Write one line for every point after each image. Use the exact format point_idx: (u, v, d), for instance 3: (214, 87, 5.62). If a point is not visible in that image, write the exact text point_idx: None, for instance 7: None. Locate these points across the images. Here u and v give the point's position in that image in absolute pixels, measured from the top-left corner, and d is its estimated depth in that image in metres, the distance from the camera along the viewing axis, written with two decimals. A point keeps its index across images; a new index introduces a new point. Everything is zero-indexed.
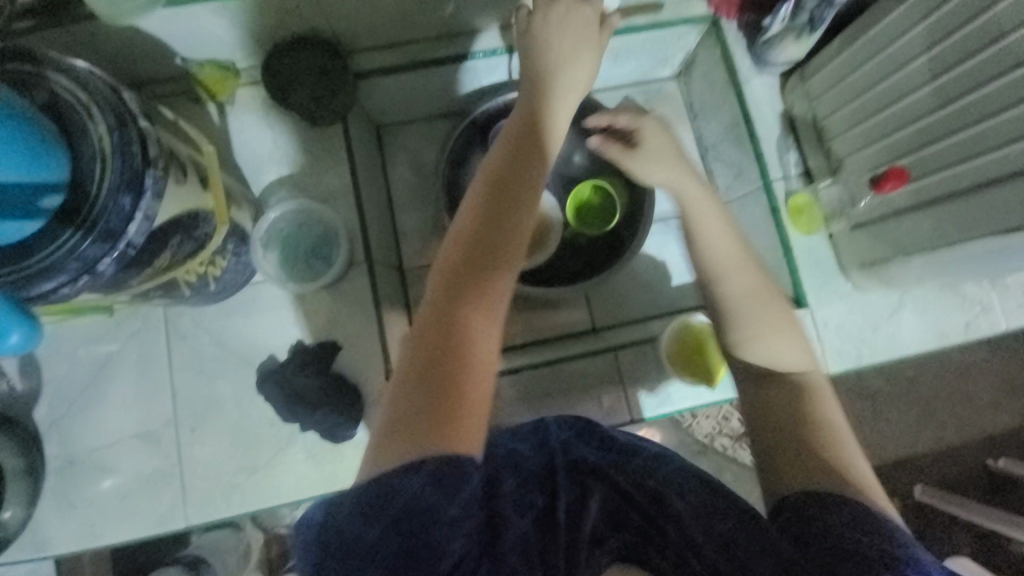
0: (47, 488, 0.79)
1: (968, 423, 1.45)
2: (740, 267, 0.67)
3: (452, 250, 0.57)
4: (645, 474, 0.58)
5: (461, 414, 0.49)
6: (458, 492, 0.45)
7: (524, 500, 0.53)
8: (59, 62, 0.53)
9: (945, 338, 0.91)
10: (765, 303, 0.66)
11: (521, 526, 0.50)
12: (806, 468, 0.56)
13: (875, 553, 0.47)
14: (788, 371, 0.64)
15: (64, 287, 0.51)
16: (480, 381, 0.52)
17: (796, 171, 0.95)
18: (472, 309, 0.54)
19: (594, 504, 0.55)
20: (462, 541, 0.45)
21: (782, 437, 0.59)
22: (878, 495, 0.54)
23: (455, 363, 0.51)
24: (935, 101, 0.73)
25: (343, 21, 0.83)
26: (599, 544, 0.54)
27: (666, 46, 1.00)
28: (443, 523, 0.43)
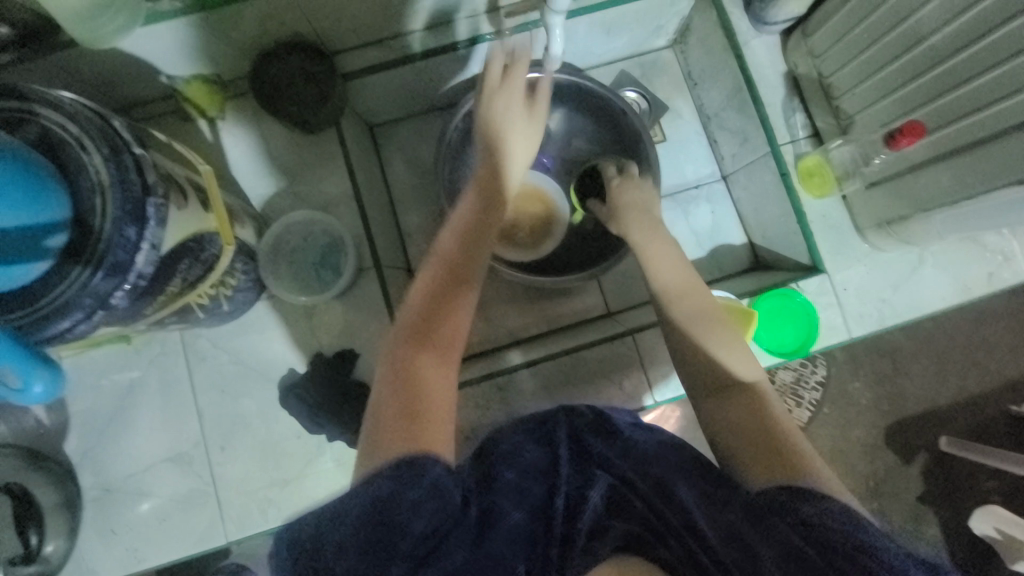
0: (87, 517, 0.81)
1: (990, 371, 1.43)
2: (691, 290, 0.73)
3: (424, 277, 0.65)
4: (647, 464, 0.58)
5: (424, 425, 0.55)
6: (418, 481, 0.50)
7: (521, 492, 0.54)
8: (45, 95, 0.51)
9: (968, 292, 0.89)
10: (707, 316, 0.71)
11: (514, 517, 0.52)
12: (770, 465, 0.58)
13: (846, 541, 0.50)
14: (742, 378, 0.66)
15: (80, 324, 0.51)
16: (440, 397, 0.57)
17: (804, 133, 0.93)
18: (442, 329, 0.61)
19: (596, 494, 0.55)
20: (425, 523, 0.48)
21: (751, 439, 0.61)
22: (834, 482, 0.57)
23: (418, 383, 0.57)
24: (950, 48, 0.70)
25: (326, 21, 0.81)
26: (599, 535, 0.53)
27: (659, 14, 0.96)
28: (401, 508, 0.48)
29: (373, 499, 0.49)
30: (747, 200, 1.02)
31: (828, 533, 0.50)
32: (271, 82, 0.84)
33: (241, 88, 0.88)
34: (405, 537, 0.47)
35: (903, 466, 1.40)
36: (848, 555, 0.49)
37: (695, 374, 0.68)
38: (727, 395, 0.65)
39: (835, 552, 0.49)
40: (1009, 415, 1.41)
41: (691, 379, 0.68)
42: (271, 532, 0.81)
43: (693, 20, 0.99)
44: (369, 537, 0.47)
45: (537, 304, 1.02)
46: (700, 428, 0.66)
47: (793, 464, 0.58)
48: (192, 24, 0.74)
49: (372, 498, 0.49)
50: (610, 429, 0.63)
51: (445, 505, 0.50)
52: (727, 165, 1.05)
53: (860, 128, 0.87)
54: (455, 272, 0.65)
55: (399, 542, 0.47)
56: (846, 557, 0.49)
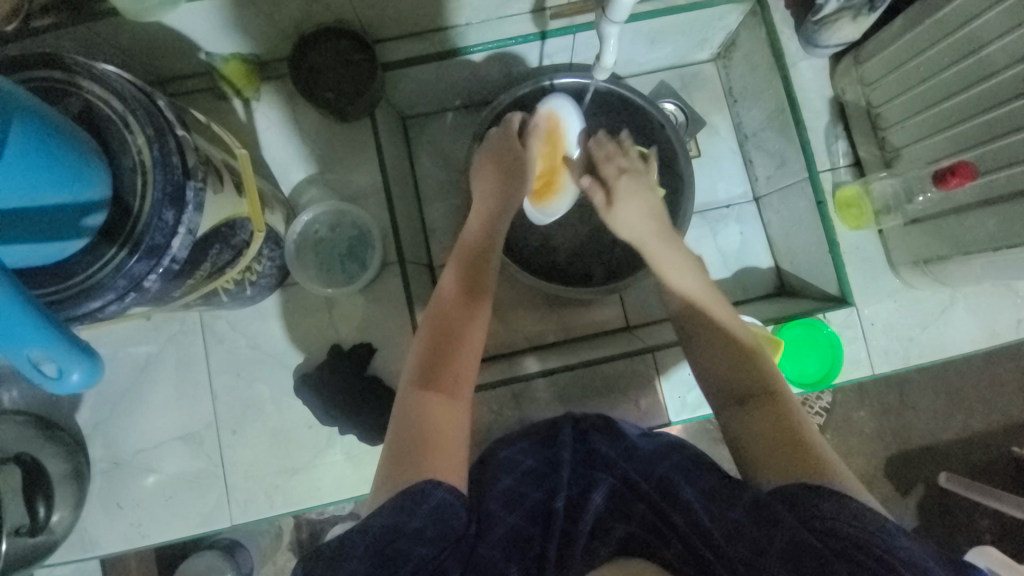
0: (95, 488, 0.81)
1: (998, 411, 1.41)
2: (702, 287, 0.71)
3: (448, 306, 0.66)
4: (649, 466, 0.62)
5: (437, 453, 0.56)
6: (423, 505, 0.52)
7: (517, 500, 0.61)
8: (90, 67, 0.50)
9: (997, 337, 0.87)
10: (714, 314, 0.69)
11: (508, 522, 0.58)
12: (788, 469, 0.55)
13: (852, 538, 0.49)
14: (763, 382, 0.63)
15: (111, 304, 0.50)
16: (453, 430, 0.58)
17: (845, 161, 0.91)
18: (451, 369, 0.62)
19: (598, 496, 0.59)
20: (429, 547, 0.51)
21: (767, 441, 0.58)
22: (852, 481, 0.54)
23: (433, 413, 0.58)
24: (1010, 91, 0.68)
25: (370, 9, 0.80)
26: (599, 535, 0.56)
27: (707, 26, 0.94)
28: (406, 533, 0.50)
29: (376, 533, 0.51)
30: (778, 225, 1.00)
31: (839, 532, 0.49)
32: (309, 67, 0.83)
33: (279, 70, 0.87)
34: (407, 562, 0.49)
35: (901, 497, 1.39)
36: (845, 554, 0.48)
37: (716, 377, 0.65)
38: (749, 403, 0.61)
39: (838, 555, 0.48)
40: (1012, 457, 1.39)
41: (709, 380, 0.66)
42: (276, 519, 0.82)
43: (740, 35, 0.97)
44: (374, 565, 0.49)
45: (556, 312, 1.01)
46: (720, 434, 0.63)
47: (812, 465, 0.54)
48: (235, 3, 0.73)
49: (379, 530, 0.51)
50: (619, 434, 0.70)
51: (446, 528, 0.52)
52: (760, 187, 1.04)
53: (906, 162, 0.85)
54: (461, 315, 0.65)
55: (401, 565, 0.49)
56: (844, 557, 0.48)
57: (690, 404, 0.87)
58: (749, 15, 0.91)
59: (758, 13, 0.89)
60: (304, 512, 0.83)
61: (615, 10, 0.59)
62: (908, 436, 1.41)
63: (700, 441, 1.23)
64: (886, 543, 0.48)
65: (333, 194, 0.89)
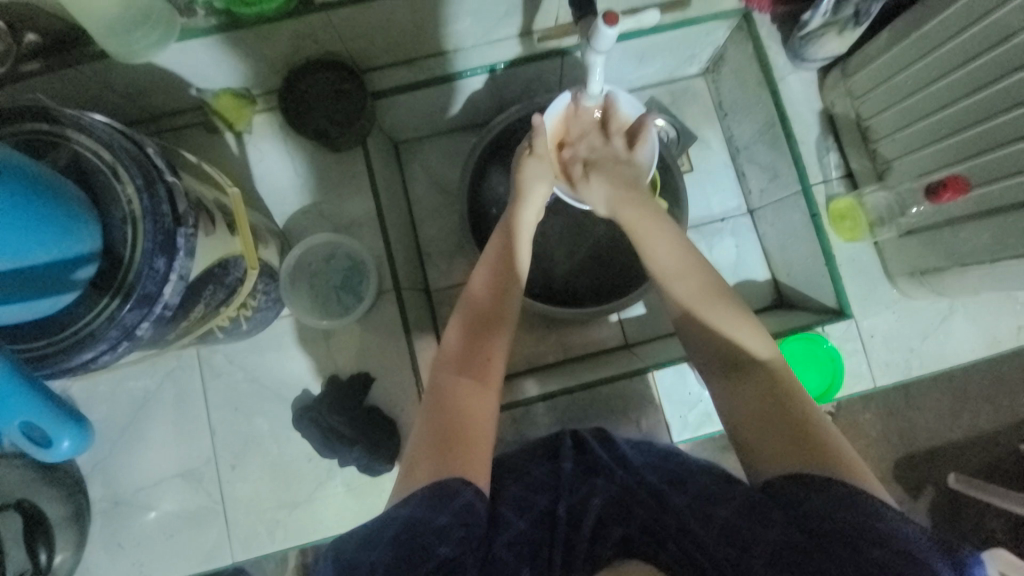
0: (95, 529, 0.80)
1: (1005, 410, 1.39)
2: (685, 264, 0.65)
3: (478, 301, 0.67)
4: (641, 472, 0.62)
5: (469, 444, 0.56)
6: (449, 504, 0.51)
7: (523, 503, 0.60)
8: (78, 119, 0.51)
9: (999, 345, 0.86)
10: (709, 296, 0.63)
11: (518, 526, 0.57)
12: (794, 456, 0.52)
13: (858, 532, 0.46)
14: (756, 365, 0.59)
15: (105, 354, 0.49)
16: (483, 422, 0.59)
17: (837, 173, 0.92)
18: (484, 356, 0.63)
19: (597, 501, 0.59)
20: (450, 547, 0.49)
21: (774, 427, 0.54)
22: (852, 463, 0.51)
23: (465, 405, 0.59)
24: (999, 105, 0.68)
25: (358, 41, 0.80)
26: (601, 538, 0.57)
27: (694, 43, 0.94)
28: (431, 529, 0.49)
29: (403, 522, 0.50)
30: (773, 237, 1.00)
31: (840, 526, 0.46)
32: (300, 99, 0.84)
33: (269, 102, 0.88)
34: (429, 560, 0.48)
35: (911, 499, 1.38)
36: (853, 545, 0.45)
37: (710, 354, 0.61)
38: (740, 373, 0.59)
39: (842, 543, 0.46)
40: (1021, 454, 1.37)
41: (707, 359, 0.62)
42: (277, 554, 0.81)
43: (728, 50, 0.97)
44: (398, 559, 0.48)
45: (554, 332, 1.01)
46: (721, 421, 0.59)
47: (807, 443, 0.52)
48: (223, 42, 0.73)
49: (405, 520, 0.50)
50: (612, 442, 0.70)
51: (470, 530, 0.51)
52: (754, 200, 1.04)
53: (897, 175, 0.86)
54: (495, 309, 0.66)
55: (424, 561, 0.48)
56: (852, 547, 0.45)
57: (692, 425, 0.87)
58: (736, 30, 0.91)
59: (745, 28, 0.89)
60: (306, 546, 0.83)
61: (601, 40, 0.60)
62: (915, 438, 1.40)
63: (706, 453, 1.22)
64: (889, 536, 0.45)
65: (326, 224, 0.89)
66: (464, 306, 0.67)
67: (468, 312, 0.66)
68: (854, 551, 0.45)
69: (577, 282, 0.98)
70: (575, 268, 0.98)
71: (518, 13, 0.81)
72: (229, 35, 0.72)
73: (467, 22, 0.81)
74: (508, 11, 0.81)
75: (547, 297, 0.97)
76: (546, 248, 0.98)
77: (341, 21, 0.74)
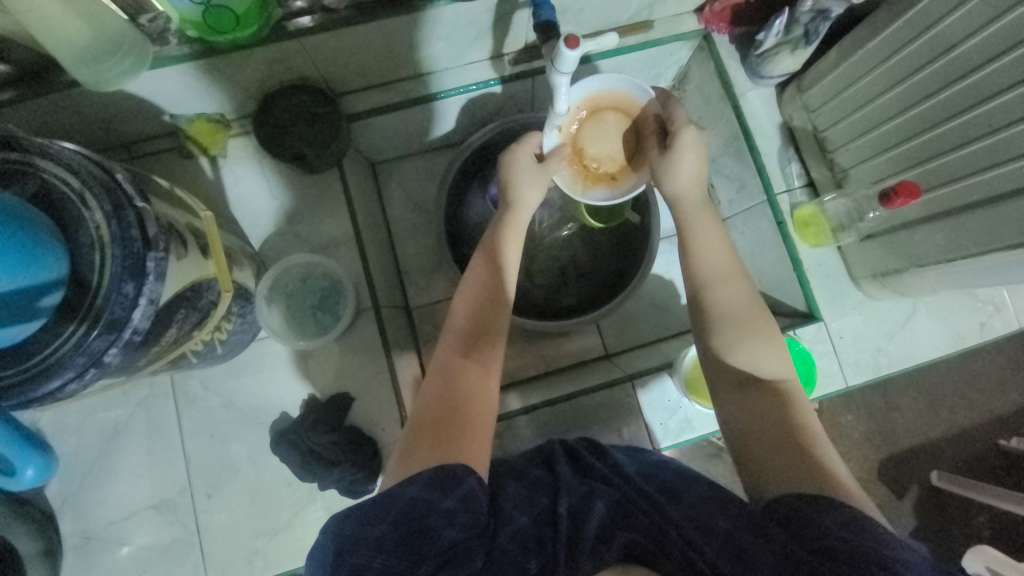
0: (64, 567, 0.77)
1: (979, 405, 1.44)
2: (721, 283, 0.69)
3: (473, 303, 0.68)
4: (640, 484, 0.61)
5: (463, 437, 0.56)
6: (456, 489, 0.51)
7: (527, 502, 0.58)
8: (46, 147, 0.51)
9: (961, 342, 0.90)
10: (751, 318, 0.67)
11: (520, 521, 0.54)
12: (793, 475, 0.55)
13: (864, 552, 0.45)
14: (767, 380, 0.64)
15: (71, 383, 0.48)
16: (479, 418, 0.59)
17: (799, 182, 0.96)
18: (477, 356, 0.64)
19: (601, 505, 0.57)
20: (457, 531, 0.48)
21: (774, 445, 0.58)
22: (857, 494, 0.52)
23: (459, 402, 0.60)
24: (941, 114, 0.73)
25: (332, 67, 0.81)
26: (605, 541, 0.53)
27: (659, 62, 0.98)
28: (438, 511, 0.49)
29: (409, 499, 0.49)
30: (744, 245, 1.03)
31: (844, 545, 0.46)
32: (276, 121, 0.84)
33: (244, 127, 0.89)
34: (437, 541, 0.47)
35: (896, 499, 1.40)
36: (862, 566, 0.44)
37: (724, 370, 0.66)
38: (756, 391, 0.63)
39: (843, 558, 0.45)
40: (999, 449, 1.41)
41: (716, 373, 0.66)
42: None
43: (691, 68, 1.01)
44: (403, 539, 0.47)
45: (535, 345, 1.02)
46: (727, 436, 0.63)
47: (813, 470, 0.54)
48: (197, 68, 0.74)
49: (411, 499, 0.49)
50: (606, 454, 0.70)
51: (474, 517, 0.50)
52: (724, 209, 1.07)
53: (854, 183, 0.90)
54: (496, 292, 0.69)
55: (431, 543, 0.47)
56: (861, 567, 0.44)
57: (674, 431, 0.88)
58: (697, 50, 0.95)
59: (706, 48, 0.93)
60: (286, 575, 0.80)
61: (563, 62, 0.62)
62: (896, 437, 1.43)
63: (693, 462, 1.22)
64: (896, 563, 0.43)
65: (304, 245, 0.90)
66: (460, 310, 0.69)
67: (471, 296, 0.69)
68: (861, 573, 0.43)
69: (556, 294, 1.00)
70: (554, 280, 1.00)
71: (487, 37, 0.84)
72: (203, 62, 0.73)
73: (440, 46, 0.83)
74: (478, 36, 0.83)
75: (527, 310, 0.98)
76: (525, 262, 1.00)
77: (314, 47, 0.76)
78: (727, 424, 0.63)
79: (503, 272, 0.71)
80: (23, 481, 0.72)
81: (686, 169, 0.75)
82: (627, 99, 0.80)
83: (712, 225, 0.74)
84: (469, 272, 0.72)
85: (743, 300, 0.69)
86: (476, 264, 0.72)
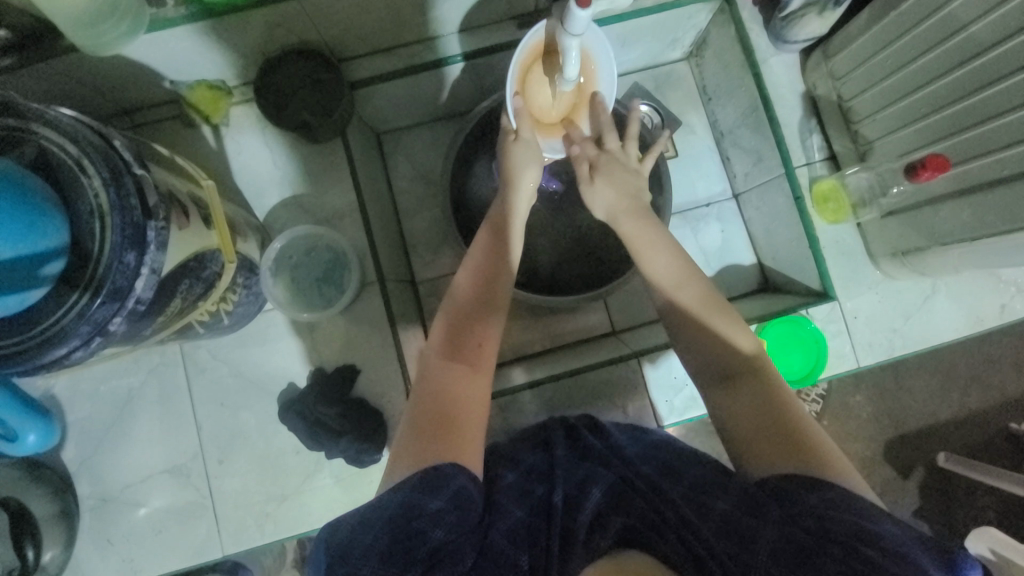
0: (83, 526, 0.80)
1: (994, 388, 1.41)
2: (686, 281, 0.66)
3: (465, 298, 0.66)
4: (637, 464, 0.62)
5: (454, 439, 0.55)
6: (446, 488, 0.51)
7: (523, 493, 0.59)
8: (43, 112, 0.50)
9: (980, 323, 0.87)
10: (719, 310, 0.64)
11: (516, 514, 0.56)
12: (781, 459, 0.54)
13: (849, 532, 0.47)
14: (747, 366, 0.61)
15: (78, 351, 0.49)
16: (471, 418, 0.57)
17: (820, 156, 0.91)
18: (471, 353, 0.62)
19: (596, 492, 0.57)
20: (444, 531, 0.49)
21: (762, 429, 0.56)
22: (847, 472, 0.53)
23: (449, 403, 0.58)
24: (978, 81, 0.68)
25: (334, 31, 0.79)
26: (598, 529, 0.54)
27: (677, 26, 0.93)
28: (426, 514, 0.49)
29: (399, 506, 0.50)
30: (758, 221, 1.00)
31: (831, 524, 0.48)
32: (279, 89, 0.82)
33: (246, 94, 0.87)
34: (425, 543, 0.48)
35: (902, 480, 1.39)
36: (849, 546, 0.46)
37: (702, 363, 0.63)
38: (737, 385, 0.60)
39: (834, 541, 0.46)
40: (1011, 433, 1.39)
41: (697, 367, 0.63)
42: (268, 546, 0.81)
43: (711, 33, 0.96)
44: (392, 543, 0.47)
45: (541, 320, 1.02)
46: (713, 424, 0.61)
47: (803, 454, 0.54)
48: (195, 31, 0.71)
49: (403, 503, 0.50)
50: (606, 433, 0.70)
51: (463, 516, 0.51)
52: (739, 184, 1.04)
53: (878, 156, 0.86)
54: (492, 270, 0.68)
55: (419, 546, 0.47)
56: (848, 548, 0.46)
57: (677, 409, 0.87)
58: (717, 13, 0.90)
59: (726, 10, 0.88)
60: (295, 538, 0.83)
61: (574, 22, 0.59)
62: (905, 418, 1.41)
63: (697, 438, 1.22)
64: (878, 536, 0.46)
65: (308, 217, 0.89)
66: (454, 304, 0.66)
67: (467, 281, 0.67)
68: (849, 553, 0.45)
69: (564, 269, 0.98)
70: (561, 255, 0.98)
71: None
72: (200, 25, 0.70)
73: (447, 7, 0.80)
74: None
75: (530, 285, 0.97)
76: (531, 235, 0.98)
77: (316, 10, 0.73)
78: (712, 410, 0.61)
79: (500, 267, 0.68)
80: (27, 446, 0.70)
81: (619, 180, 0.73)
82: (587, 59, 0.76)
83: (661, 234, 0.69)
84: (466, 263, 0.69)
85: (708, 295, 0.65)
86: (474, 258, 0.69)
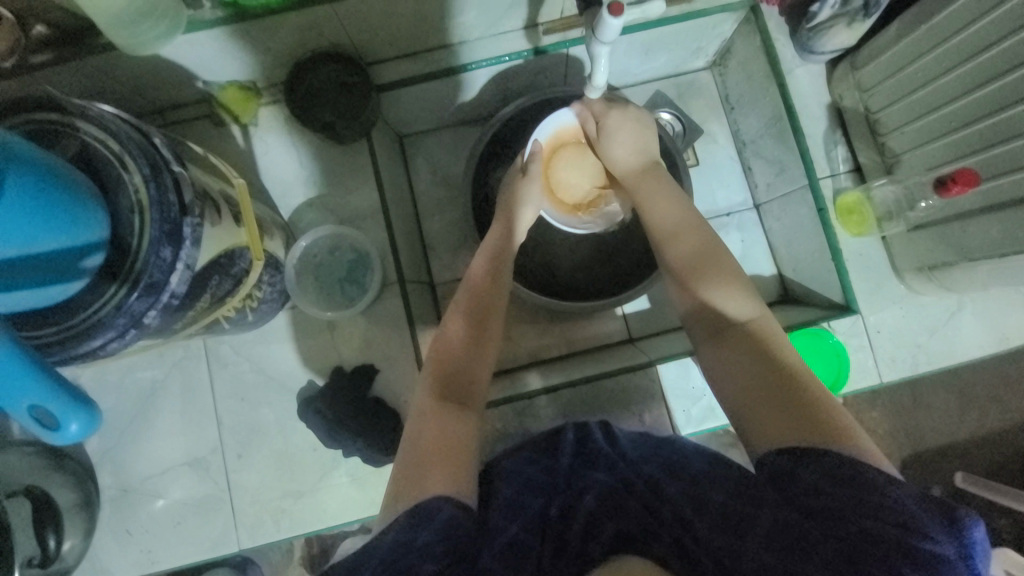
0: (103, 516, 0.82)
1: (1013, 409, 1.38)
2: (677, 238, 0.68)
3: (461, 320, 0.68)
4: (639, 464, 0.62)
5: (440, 469, 0.54)
6: (432, 521, 0.50)
7: (518, 505, 0.58)
8: (85, 108, 0.51)
9: (1006, 342, 0.85)
10: (709, 262, 0.65)
11: (511, 529, 0.55)
12: (790, 427, 0.50)
13: (853, 505, 0.44)
14: (743, 324, 0.59)
15: (112, 341, 0.51)
16: (461, 447, 0.57)
17: (845, 167, 0.91)
18: (467, 384, 0.63)
19: (589, 497, 0.58)
20: (435, 563, 0.47)
21: (770, 396, 0.53)
22: (862, 438, 0.49)
23: (439, 432, 0.57)
24: (1007, 97, 0.67)
25: (363, 35, 0.80)
26: (593, 537, 0.54)
27: (702, 35, 0.93)
28: (414, 552, 0.48)
29: (388, 548, 0.48)
30: (780, 232, 0.99)
31: (834, 500, 0.45)
32: (309, 91, 0.84)
33: (274, 94, 0.88)
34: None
35: None
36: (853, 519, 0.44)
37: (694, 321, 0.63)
38: (730, 340, 0.59)
39: (837, 517, 0.44)
40: None
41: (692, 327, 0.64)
42: (283, 541, 0.82)
43: (735, 42, 0.95)
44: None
45: (559, 325, 1.02)
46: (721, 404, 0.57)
47: (818, 422, 0.50)
48: (229, 34, 0.73)
49: (393, 543, 0.49)
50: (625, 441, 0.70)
51: (454, 543, 0.49)
52: (760, 194, 1.03)
53: (906, 168, 0.85)
54: (489, 291, 0.70)
55: None
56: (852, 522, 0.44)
57: (692, 420, 0.87)
58: (742, 23, 0.90)
59: (752, 21, 0.88)
60: (309, 535, 0.83)
61: (605, 31, 0.60)
62: (922, 437, 1.38)
63: None
64: (887, 507, 0.43)
65: (331, 217, 0.90)
66: (454, 326, 0.67)
67: (465, 304, 0.69)
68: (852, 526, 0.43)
69: (582, 274, 0.98)
70: (579, 261, 0.98)
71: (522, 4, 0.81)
72: (235, 28, 0.72)
73: (472, 14, 0.81)
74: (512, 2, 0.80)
75: (547, 289, 0.97)
76: (551, 240, 0.98)
77: (347, 14, 0.75)
78: (714, 382, 0.58)
79: (497, 293, 0.70)
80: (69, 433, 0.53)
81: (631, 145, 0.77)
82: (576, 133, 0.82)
83: (661, 185, 0.73)
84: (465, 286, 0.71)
85: (699, 249, 0.67)
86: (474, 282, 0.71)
